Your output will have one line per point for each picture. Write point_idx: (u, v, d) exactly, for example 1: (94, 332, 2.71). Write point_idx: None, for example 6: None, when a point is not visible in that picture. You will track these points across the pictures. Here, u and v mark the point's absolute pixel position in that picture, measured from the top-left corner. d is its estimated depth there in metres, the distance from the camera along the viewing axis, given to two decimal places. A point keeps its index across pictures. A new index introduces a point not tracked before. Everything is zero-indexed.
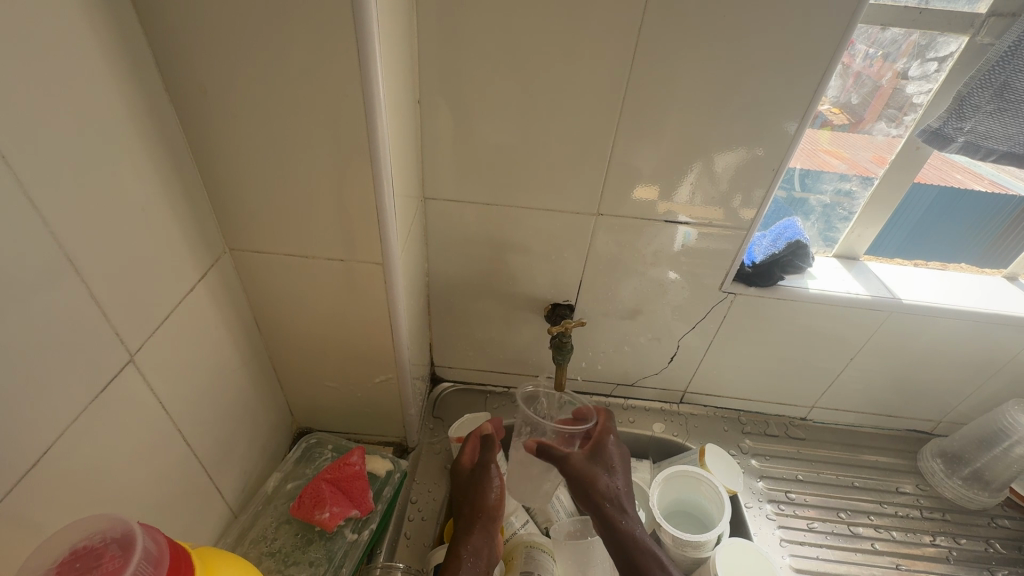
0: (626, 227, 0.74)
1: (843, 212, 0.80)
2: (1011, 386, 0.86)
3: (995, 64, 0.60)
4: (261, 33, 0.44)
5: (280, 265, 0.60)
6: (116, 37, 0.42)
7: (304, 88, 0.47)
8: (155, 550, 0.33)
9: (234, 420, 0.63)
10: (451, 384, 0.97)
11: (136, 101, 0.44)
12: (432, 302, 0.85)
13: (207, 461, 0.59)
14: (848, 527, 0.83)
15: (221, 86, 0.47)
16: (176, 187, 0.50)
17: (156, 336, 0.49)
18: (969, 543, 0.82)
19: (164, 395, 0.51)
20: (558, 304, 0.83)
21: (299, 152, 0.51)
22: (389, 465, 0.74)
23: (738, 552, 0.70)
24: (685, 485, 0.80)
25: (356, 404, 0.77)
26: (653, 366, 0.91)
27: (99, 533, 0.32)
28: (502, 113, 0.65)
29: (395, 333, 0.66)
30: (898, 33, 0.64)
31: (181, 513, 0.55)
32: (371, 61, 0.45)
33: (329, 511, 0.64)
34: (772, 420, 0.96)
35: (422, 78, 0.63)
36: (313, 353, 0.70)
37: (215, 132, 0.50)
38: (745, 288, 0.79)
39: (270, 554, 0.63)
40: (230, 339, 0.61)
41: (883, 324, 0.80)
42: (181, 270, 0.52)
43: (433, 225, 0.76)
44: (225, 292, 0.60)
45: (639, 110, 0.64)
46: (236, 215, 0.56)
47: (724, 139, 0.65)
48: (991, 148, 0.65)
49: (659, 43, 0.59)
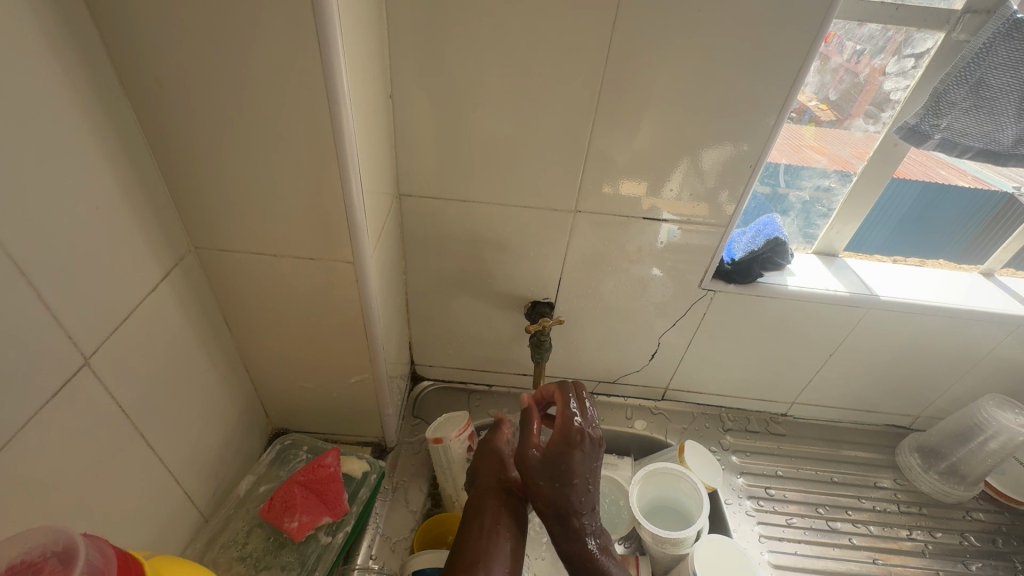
0: (606, 224, 0.73)
1: (822, 208, 0.80)
2: (987, 380, 0.87)
3: (970, 61, 0.60)
4: (220, 23, 0.42)
5: (249, 264, 0.59)
6: (64, 29, 0.40)
7: (268, 83, 0.46)
8: (100, 561, 0.32)
9: (204, 423, 0.62)
10: (432, 382, 0.96)
11: (88, 95, 0.42)
12: (410, 300, 0.84)
13: (175, 465, 0.57)
14: (827, 523, 0.83)
15: (179, 79, 0.45)
16: (134, 185, 0.49)
17: (115, 339, 0.47)
18: (944, 536, 0.83)
19: (126, 398, 0.49)
20: (537, 301, 0.82)
21: (263, 148, 0.50)
22: (366, 466, 0.73)
23: (715, 550, 0.69)
24: (665, 483, 0.80)
25: (331, 404, 0.76)
26: (634, 364, 0.91)
27: (40, 546, 0.31)
28: (477, 108, 0.64)
29: (370, 332, 0.65)
30: (876, 29, 0.63)
31: (147, 518, 0.53)
32: (334, 54, 0.44)
33: (299, 520, 0.63)
34: (754, 416, 0.96)
35: (395, 72, 0.62)
36: (286, 352, 0.69)
37: (177, 127, 0.48)
38: (725, 285, 0.79)
39: (241, 559, 0.61)
40: (198, 341, 0.60)
41: (861, 320, 0.80)
42: (142, 270, 0.50)
43: (410, 222, 0.75)
44: (191, 292, 0.58)
45: (616, 106, 0.63)
46: (201, 214, 0.55)
47: (701, 137, 0.65)
48: (967, 145, 0.65)
49: (635, 38, 0.58)
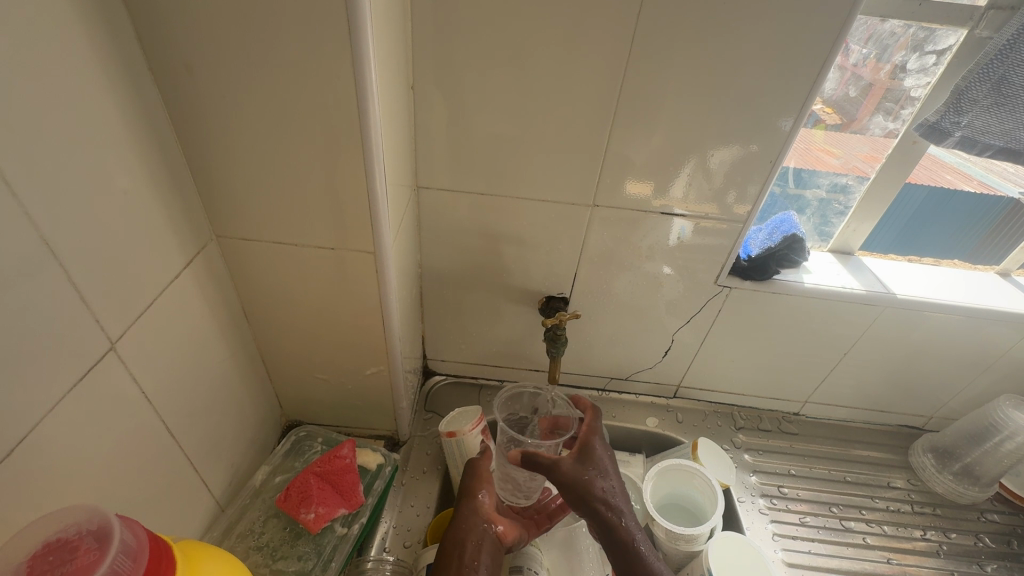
0: (622, 220, 0.73)
1: (838, 206, 0.79)
2: (1003, 382, 0.86)
3: (993, 58, 0.60)
4: (249, 9, 0.42)
5: (270, 254, 0.59)
6: (96, 12, 0.40)
7: (294, 70, 0.45)
8: (134, 543, 0.32)
9: (221, 412, 0.62)
10: (443, 377, 0.96)
11: (118, 80, 0.42)
12: (424, 294, 0.84)
13: (193, 454, 0.57)
14: (840, 522, 0.83)
15: (206, 65, 0.45)
16: (160, 171, 0.49)
17: (139, 326, 0.47)
18: (959, 537, 0.83)
19: (146, 384, 0.49)
20: (552, 297, 0.82)
21: (287, 137, 0.50)
22: (380, 458, 0.73)
23: (729, 547, 0.69)
24: (678, 480, 0.79)
25: (345, 397, 0.76)
26: (647, 361, 0.90)
27: (75, 526, 0.31)
28: (498, 100, 0.64)
29: (387, 324, 0.65)
30: (897, 26, 0.63)
31: (164, 506, 0.53)
32: (363, 41, 0.44)
33: (315, 511, 0.63)
34: (765, 415, 0.96)
35: (416, 63, 0.61)
36: (302, 343, 0.69)
37: (203, 113, 0.48)
38: (741, 282, 0.78)
39: (258, 548, 0.61)
40: (217, 330, 0.60)
41: (878, 319, 0.79)
42: (165, 257, 0.50)
43: (426, 215, 0.75)
44: (211, 281, 0.58)
45: (636, 100, 0.63)
46: (223, 202, 0.55)
47: (722, 132, 0.64)
48: (988, 143, 0.64)
49: (658, 31, 0.58)
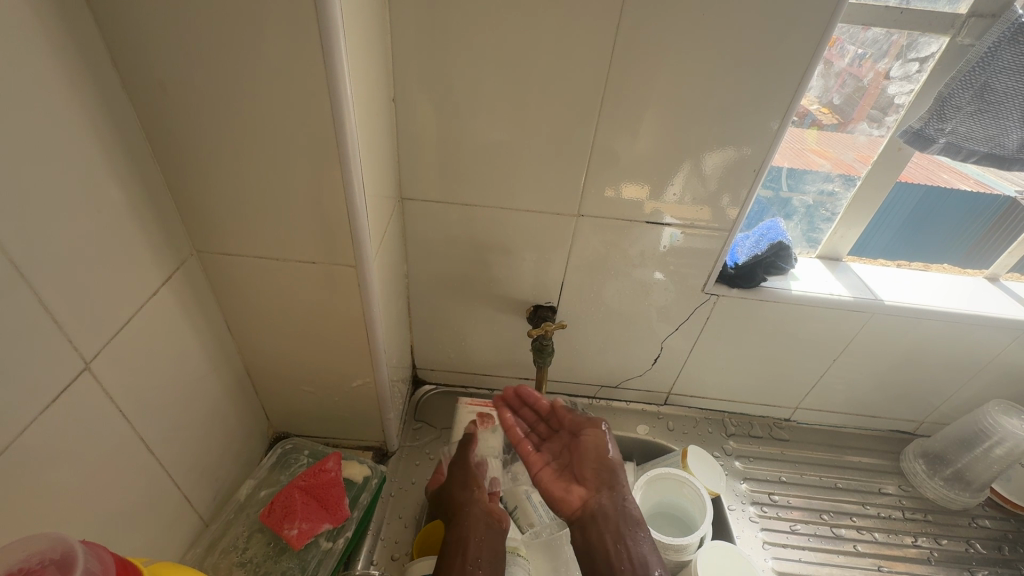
0: (609, 228, 0.73)
1: (826, 212, 0.79)
2: (993, 387, 0.86)
3: (974, 66, 0.60)
4: (222, 26, 0.42)
5: (251, 267, 0.59)
6: (66, 32, 0.40)
7: (270, 86, 0.45)
8: (99, 570, 0.32)
9: (205, 427, 0.62)
10: (433, 387, 0.95)
11: (90, 98, 0.42)
12: (412, 303, 0.84)
13: (175, 470, 0.57)
14: (831, 529, 0.82)
15: (182, 82, 0.45)
16: (136, 187, 0.48)
17: (116, 343, 0.47)
18: (950, 543, 0.83)
19: (126, 402, 0.49)
20: (540, 305, 0.82)
21: (265, 152, 0.50)
22: (367, 470, 0.72)
23: (719, 556, 0.69)
24: (667, 489, 0.79)
25: (332, 409, 0.76)
26: (637, 368, 0.90)
27: (38, 554, 0.31)
28: (480, 111, 0.64)
29: (371, 335, 0.65)
30: (880, 33, 0.63)
31: (146, 523, 0.53)
32: (337, 57, 0.44)
33: (298, 527, 0.63)
34: (756, 421, 0.95)
35: (398, 75, 0.62)
36: (287, 356, 0.68)
37: (180, 130, 0.48)
38: (728, 290, 0.78)
39: (241, 564, 0.61)
40: (199, 345, 0.59)
41: (866, 325, 0.79)
42: (143, 274, 0.50)
43: (412, 225, 0.75)
44: (193, 296, 0.58)
45: (619, 109, 0.63)
46: (203, 217, 0.54)
47: (705, 140, 0.64)
48: (972, 150, 0.65)
49: (639, 41, 0.58)
